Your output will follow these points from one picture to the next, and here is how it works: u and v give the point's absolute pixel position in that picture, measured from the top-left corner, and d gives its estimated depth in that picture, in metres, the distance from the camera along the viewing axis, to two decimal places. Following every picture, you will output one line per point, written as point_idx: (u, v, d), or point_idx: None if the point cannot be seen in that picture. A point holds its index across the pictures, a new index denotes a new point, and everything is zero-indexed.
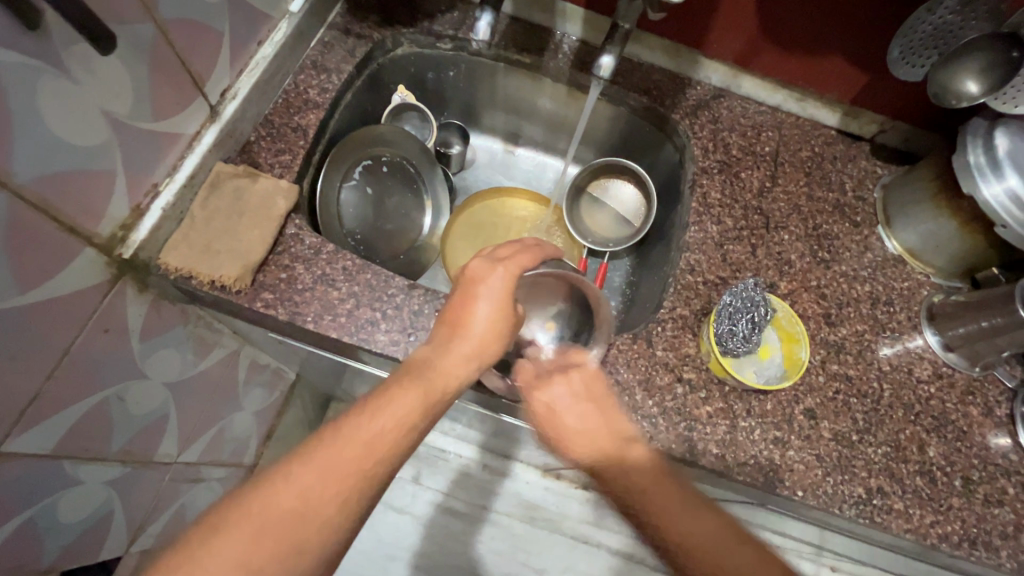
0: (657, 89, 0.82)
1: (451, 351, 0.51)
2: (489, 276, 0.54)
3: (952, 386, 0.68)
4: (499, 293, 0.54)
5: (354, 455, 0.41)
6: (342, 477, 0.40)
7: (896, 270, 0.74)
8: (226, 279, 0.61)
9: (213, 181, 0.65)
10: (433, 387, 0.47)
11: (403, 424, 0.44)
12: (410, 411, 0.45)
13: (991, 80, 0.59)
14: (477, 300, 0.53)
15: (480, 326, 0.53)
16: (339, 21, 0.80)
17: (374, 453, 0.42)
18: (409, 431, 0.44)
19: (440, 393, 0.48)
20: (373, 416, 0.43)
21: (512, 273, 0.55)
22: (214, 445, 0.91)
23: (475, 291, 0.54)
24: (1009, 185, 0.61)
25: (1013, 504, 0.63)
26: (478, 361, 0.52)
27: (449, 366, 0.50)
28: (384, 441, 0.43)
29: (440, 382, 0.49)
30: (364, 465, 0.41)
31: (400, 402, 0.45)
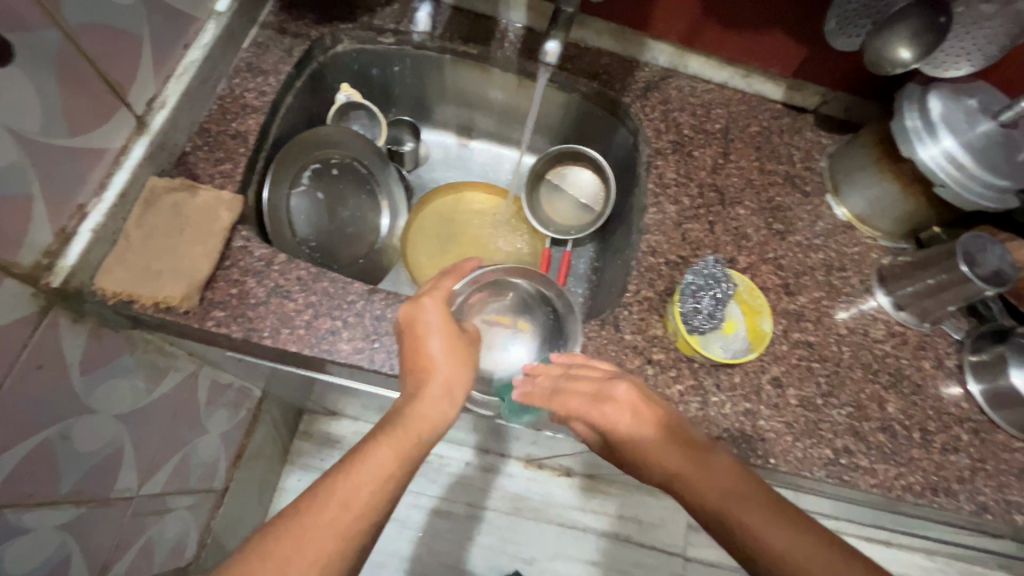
0: (606, 73, 0.82)
1: (419, 394, 0.54)
2: (425, 314, 0.58)
3: (905, 343, 0.71)
4: (440, 325, 0.57)
5: (334, 513, 0.45)
6: (317, 541, 0.43)
7: (847, 237, 0.76)
8: (170, 300, 0.58)
9: (147, 198, 0.61)
10: (406, 432, 0.51)
11: (384, 477, 0.48)
12: (389, 462, 0.49)
13: (922, 45, 0.60)
14: (423, 338, 0.57)
15: (438, 362, 0.56)
16: (272, 20, 0.76)
17: (355, 508, 0.45)
18: (391, 479, 0.48)
19: (418, 435, 0.52)
20: (351, 475, 0.47)
21: (444, 304, 0.59)
22: (179, 473, 0.87)
23: (420, 332, 0.57)
24: (945, 146, 0.63)
25: (967, 449, 0.66)
26: (449, 396, 0.56)
27: (421, 408, 0.53)
28: (365, 494, 0.46)
29: (415, 425, 0.52)
30: (342, 522, 0.44)
31: (378, 454, 0.49)
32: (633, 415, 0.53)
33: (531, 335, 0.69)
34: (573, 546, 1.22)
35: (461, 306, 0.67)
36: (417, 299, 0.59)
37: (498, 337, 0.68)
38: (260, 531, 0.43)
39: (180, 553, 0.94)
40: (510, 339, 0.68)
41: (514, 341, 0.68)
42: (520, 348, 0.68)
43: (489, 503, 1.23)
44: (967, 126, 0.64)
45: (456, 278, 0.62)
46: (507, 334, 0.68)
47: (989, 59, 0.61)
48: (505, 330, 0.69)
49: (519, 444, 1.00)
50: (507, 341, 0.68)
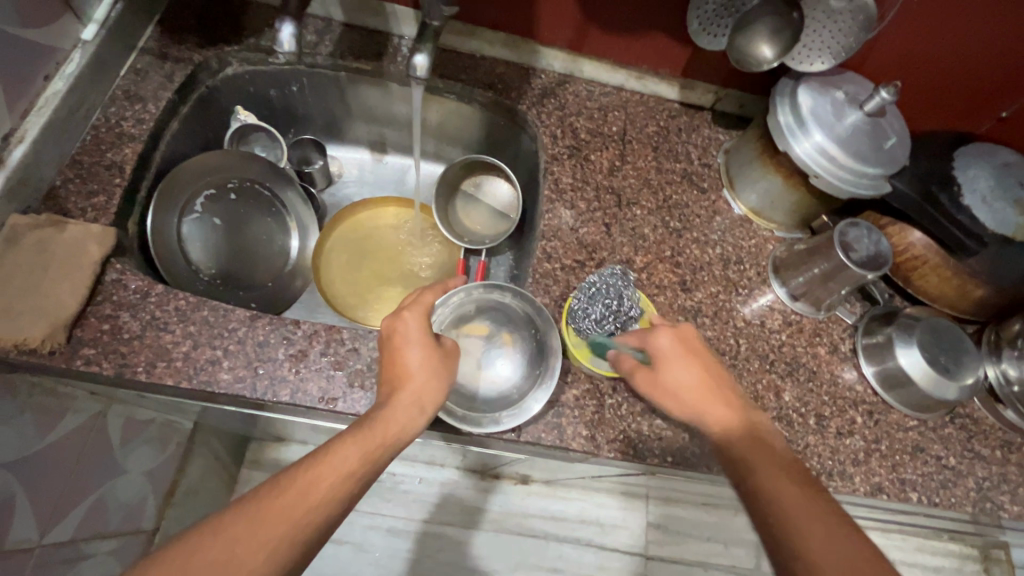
0: (501, 82, 0.82)
1: (393, 399, 0.54)
2: (403, 324, 0.59)
3: (801, 331, 0.72)
4: (417, 336, 0.59)
5: (292, 498, 0.44)
6: (269, 526, 0.43)
7: (744, 230, 0.78)
8: (32, 340, 0.55)
9: (8, 236, 0.59)
10: (373, 435, 0.51)
11: (344, 476, 0.47)
12: (350, 460, 0.48)
13: (782, 42, 0.63)
14: (402, 347, 0.58)
15: (413, 372, 0.56)
16: (152, 46, 0.74)
17: (312, 498, 0.45)
18: (349, 477, 0.47)
19: (385, 440, 0.51)
20: (315, 466, 0.47)
21: (421, 315, 0.60)
22: (91, 517, 0.83)
23: (399, 342, 0.58)
24: (814, 140, 0.65)
25: (862, 431, 0.67)
26: (420, 406, 0.55)
27: (392, 414, 0.53)
28: (324, 487, 0.46)
29: (384, 429, 0.52)
30: (297, 511, 0.44)
31: (343, 452, 0.49)
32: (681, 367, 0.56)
33: (515, 350, 0.68)
34: (530, 555, 1.21)
35: (446, 323, 0.69)
36: (402, 313, 0.61)
37: (483, 354, 0.68)
38: (217, 513, 0.42)
39: None
40: (494, 354, 0.68)
41: (501, 356, 0.68)
42: (504, 362, 0.68)
43: (450, 519, 1.21)
44: (834, 118, 0.66)
45: (434, 293, 0.64)
46: (493, 350, 0.68)
47: (848, 53, 0.64)
48: (490, 346, 0.68)
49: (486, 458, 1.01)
50: (493, 355, 0.68)
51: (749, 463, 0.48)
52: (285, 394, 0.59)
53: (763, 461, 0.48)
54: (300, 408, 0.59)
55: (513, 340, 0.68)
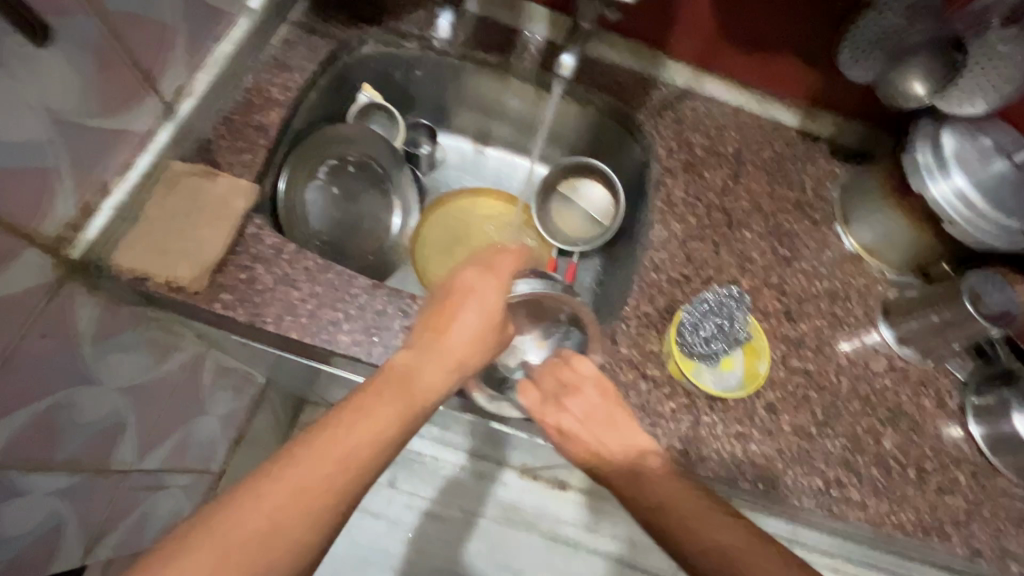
0: (623, 90, 0.83)
1: (432, 356, 0.56)
2: (471, 291, 0.59)
3: (906, 379, 0.70)
4: (480, 307, 0.59)
5: (302, 479, 0.44)
6: (290, 503, 0.43)
7: (854, 268, 0.75)
8: (181, 280, 0.60)
9: (168, 180, 0.63)
10: (413, 396, 0.52)
11: (377, 434, 0.48)
12: (389, 420, 0.49)
13: (935, 82, 0.62)
14: (459, 305, 0.59)
15: (454, 335, 0.57)
16: (302, 20, 0.79)
17: (343, 459, 0.46)
18: (385, 441, 0.48)
19: (422, 400, 0.53)
20: (341, 428, 0.47)
21: (495, 287, 0.60)
22: (178, 451, 0.89)
23: (460, 304, 0.59)
24: (956, 184, 0.63)
25: (964, 492, 0.65)
26: (456, 367, 0.57)
27: (428, 373, 0.54)
28: (359, 447, 0.47)
29: (422, 388, 0.53)
30: (321, 483, 0.44)
31: (380, 411, 0.49)
32: (591, 417, 0.60)
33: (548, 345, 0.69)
34: (563, 561, 1.21)
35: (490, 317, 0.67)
36: (466, 275, 0.60)
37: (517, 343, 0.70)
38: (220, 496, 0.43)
39: (171, 530, 0.96)
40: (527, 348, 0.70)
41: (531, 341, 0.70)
42: (533, 348, 0.69)
43: (485, 512, 1.21)
44: (979, 165, 0.64)
45: (516, 261, 0.61)
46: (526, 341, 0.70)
47: None
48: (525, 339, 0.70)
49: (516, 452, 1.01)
50: (523, 344, 0.70)
51: (675, 499, 0.52)
52: None
53: (665, 495, 0.53)
54: None
55: (537, 323, 0.70)
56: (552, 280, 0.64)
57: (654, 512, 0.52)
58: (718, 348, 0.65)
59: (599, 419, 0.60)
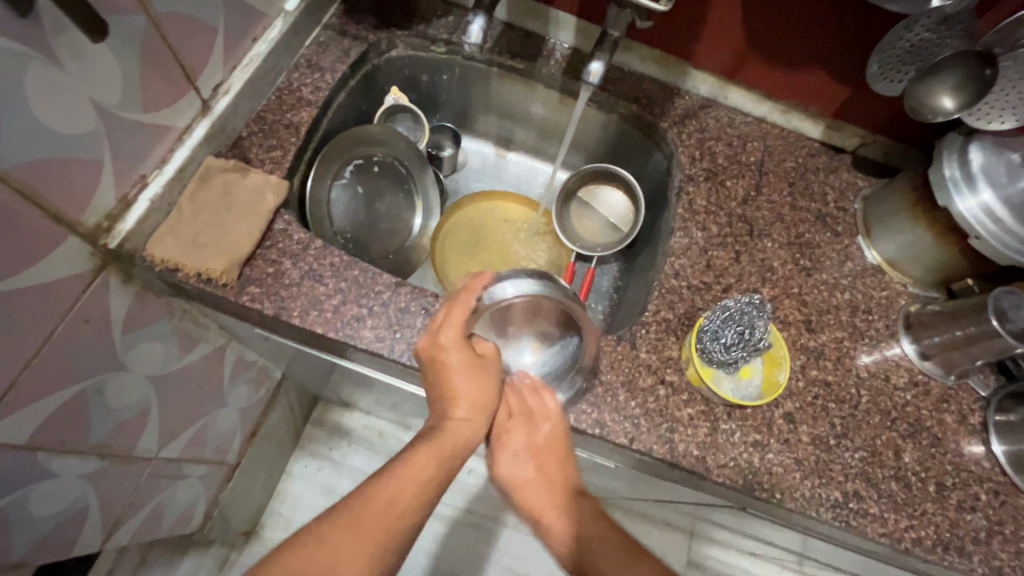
0: (647, 98, 0.83)
1: (448, 416, 0.56)
2: (447, 346, 0.58)
3: (927, 394, 0.70)
4: (464, 359, 0.58)
5: (386, 512, 0.47)
6: (367, 539, 0.45)
7: (875, 280, 0.75)
8: (212, 272, 0.62)
9: (202, 175, 0.65)
10: (445, 447, 0.53)
11: (424, 483, 0.50)
12: (430, 471, 0.51)
13: (964, 96, 0.62)
14: (449, 369, 0.58)
15: (457, 390, 0.58)
16: (335, 22, 0.81)
17: (403, 505, 0.48)
18: (431, 485, 0.51)
19: (455, 452, 0.54)
20: (396, 476, 0.50)
21: (461, 334, 0.58)
22: (197, 441, 0.90)
23: (448, 361, 0.58)
24: (983, 199, 0.63)
25: (985, 510, 0.64)
26: (478, 416, 0.58)
27: (453, 428, 0.56)
28: (409, 497, 0.49)
29: (451, 442, 0.54)
30: (390, 522, 0.47)
31: (420, 461, 0.51)
32: (535, 453, 0.62)
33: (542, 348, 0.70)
34: (569, 568, 1.20)
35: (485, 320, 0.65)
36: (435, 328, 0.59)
37: (512, 342, 0.70)
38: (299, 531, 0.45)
39: (186, 521, 0.98)
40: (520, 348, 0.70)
41: (524, 346, 0.71)
42: (528, 351, 0.70)
43: (493, 515, 1.21)
44: (1009, 179, 0.63)
45: (466, 301, 0.59)
46: (520, 343, 0.70)
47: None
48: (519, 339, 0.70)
49: None
50: (517, 348, 0.70)
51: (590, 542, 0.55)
52: None
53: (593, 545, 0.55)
54: None
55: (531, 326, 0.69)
56: (553, 284, 0.62)
57: (584, 555, 0.54)
58: (737, 357, 0.64)
59: (542, 461, 0.61)
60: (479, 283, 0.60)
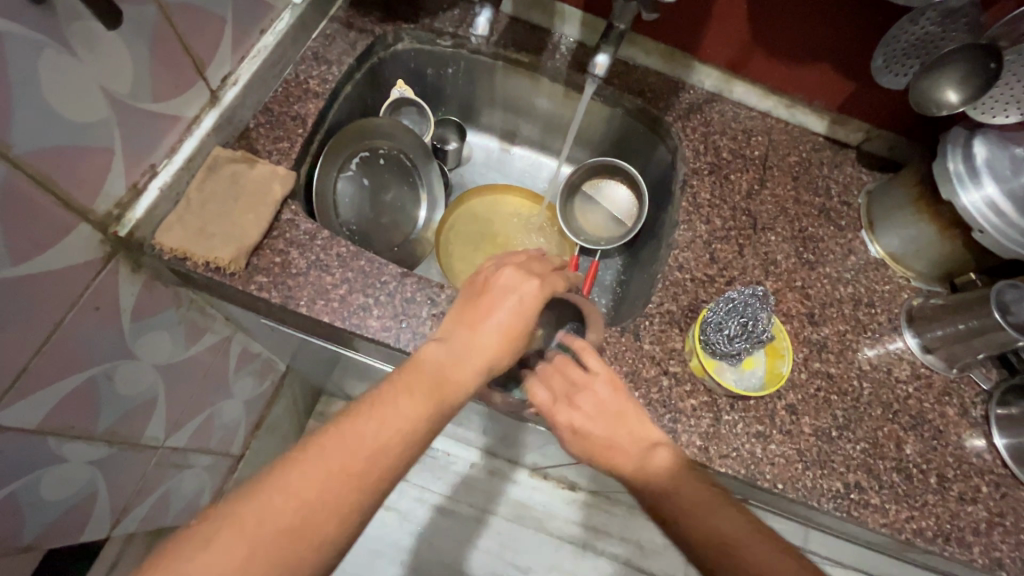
0: (651, 91, 0.84)
1: (466, 355, 0.50)
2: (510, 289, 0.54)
3: (930, 387, 0.70)
4: (521, 307, 0.53)
5: (348, 468, 0.42)
6: (326, 497, 0.40)
7: (878, 274, 0.75)
8: (220, 261, 0.62)
9: (210, 165, 0.66)
10: (442, 391, 0.48)
11: (406, 434, 0.45)
12: (417, 414, 0.46)
13: (969, 90, 0.62)
14: (495, 305, 0.53)
15: (487, 332, 0.52)
16: (341, 15, 0.81)
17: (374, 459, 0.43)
18: (410, 441, 0.45)
19: (449, 399, 0.48)
20: (377, 420, 0.44)
21: (536, 289, 0.55)
22: (202, 431, 0.91)
23: (495, 300, 0.53)
24: (986, 192, 0.63)
25: (986, 501, 0.65)
26: (487, 371, 0.51)
27: (463, 370, 0.50)
28: (386, 450, 0.44)
29: (448, 386, 0.48)
30: (354, 479, 0.42)
31: (407, 400, 0.46)
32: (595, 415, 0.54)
33: None
34: (571, 562, 1.20)
35: None
36: (513, 270, 0.56)
37: None
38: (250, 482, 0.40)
39: (191, 510, 0.99)
40: None
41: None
42: None
43: (495, 508, 1.22)
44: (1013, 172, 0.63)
45: (549, 270, 0.58)
46: None
47: None
48: None
49: (527, 450, 1.02)
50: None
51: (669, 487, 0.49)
52: None
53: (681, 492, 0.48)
54: None
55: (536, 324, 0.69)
56: (578, 282, 0.65)
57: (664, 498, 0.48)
58: (739, 347, 0.64)
59: (610, 419, 0.54)
60: (571, 269, 0.63)
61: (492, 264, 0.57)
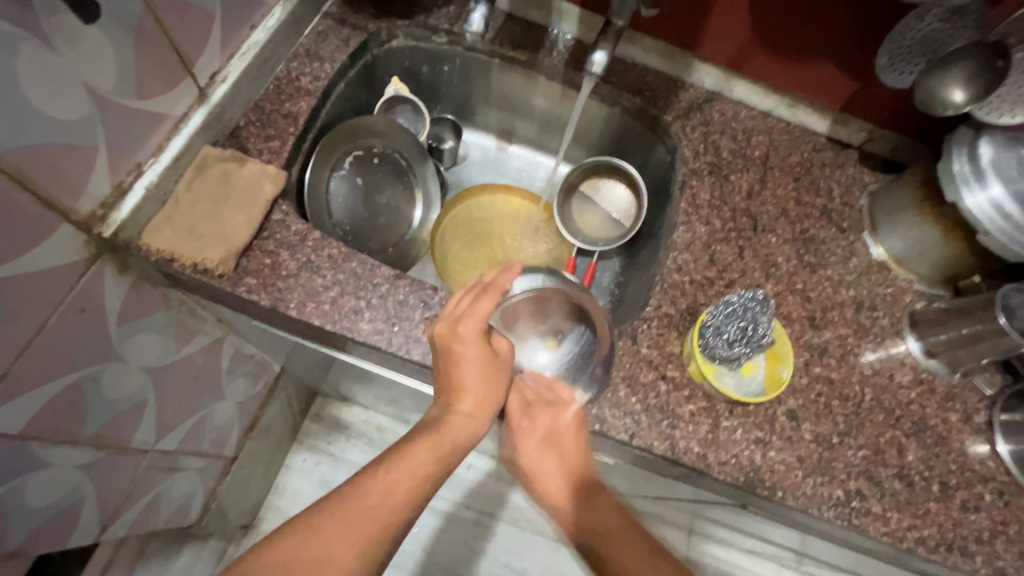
0: (651, 90, 0.82)
1: (453, 411, 0.54)
2: (463, 339, 0.56)
3: (932, 392, 0.69)
4: (480, 354, 0.56)
5: (378, 502, 0.46)
6: (355, 532, 0.44)
7: (880, 277, 0.74)
8: (208, 262, 0.61)
9: (199, 164, 0.64)
10: (443, 441, 0.52)
11: (421, 477, 0.49)
12: (425, 465, 0.50)
13: (976, 89, 0.61)
14: (462, 361, 0.56)
15: (465, 385, 0.55)
16: (334, 11, 0.79)
17: (397, 496, 0.47)
18: (426, 479, 0.49)
19: (455, 448, 0.52)
20: (397, 466, 0.48)
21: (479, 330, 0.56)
22: (194, 433, 0.90)
23: (459, 354, 0.56)
24: (992, 193, 0.62)
25: (989, 510, 0.64)
26: (481, 414, 0.56)
27: (454, 425, 0.54)
28: (405, 489, 0.47)
29: (453, 438, 0.52)
30: (383, 513, 0.45)
31: (416, 454, 0.50)
32: (557, 439, 0.60)
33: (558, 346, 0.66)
34: (568, 564, 1.19)
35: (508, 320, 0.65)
36: (455, 319, 0.57)
37: (527, 340, 0.66)
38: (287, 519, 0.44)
39: (183, 514, 0.97)
40: (537, 347, 0.66)
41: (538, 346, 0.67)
42: (544, 351, 0.66)
43: (490, 511, 1.21)
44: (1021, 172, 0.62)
45: (490, 298, 0.58)
46: (537, 341, 0.66)
47: None
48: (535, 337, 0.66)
49: None
50: (534, 346, 0.66)
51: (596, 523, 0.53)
52: (417, 353, 0.62)
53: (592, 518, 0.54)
54: (429, 369, 0.63)
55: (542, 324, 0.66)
56: (556, 276, 0.64)
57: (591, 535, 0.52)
58: (739, 352, 0.63)
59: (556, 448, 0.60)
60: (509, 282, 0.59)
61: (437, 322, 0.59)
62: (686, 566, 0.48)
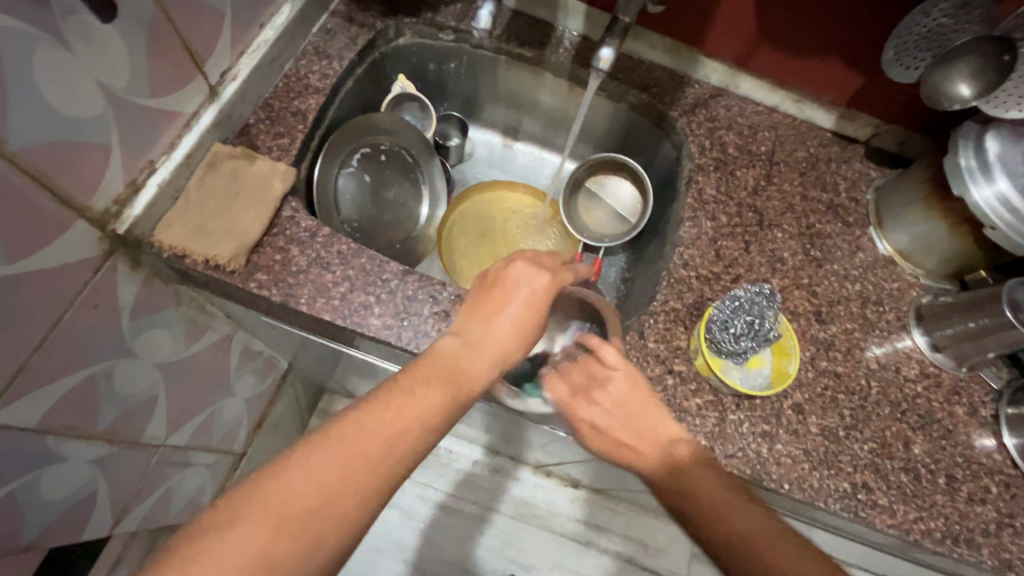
0: (657, 86, 0.83)
1: (482, 349, 0.50)
2: (522, 284, 0.54)
3: (938, 386, 0.69)
4: (532, 303, 0.53)
5: (378, 452, 0.40)
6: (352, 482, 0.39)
7: (887, 272, 0.74)
8: (219, 258, 0.62)
9: (210, 161, 0.65)
10: (457, 384, 0.46)
11: (424, 422, 0.43)
12: (432, 412, 0.44)
13: (983, 83, 0.61)
14: (510, 297, 0.53)
15: (503, 325, 0.51)
16: (341, 9, 0.80)
17: (400, 445, 0.41)
18: (428, 431, 0.43)
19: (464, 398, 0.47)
20: (393, 407, 0.42)
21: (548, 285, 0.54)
22: (204, 428, 0.90)
23: (510, 293, 0.53)
24: (999, 188, 0.62)
25: (995, 502, 0.64)
26: (500, 363, 0.50)
27: (478, 366, 0.48)
28: (409, 437, 0.42)
29: (468, 381, 0.47)
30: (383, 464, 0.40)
31: (423, 395, 0.44)
32: (625, 401, 0.55)
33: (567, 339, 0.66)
34: (574, 559, 1.20)
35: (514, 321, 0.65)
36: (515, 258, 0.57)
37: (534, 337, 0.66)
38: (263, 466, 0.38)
39: (192, 509, 0.98)
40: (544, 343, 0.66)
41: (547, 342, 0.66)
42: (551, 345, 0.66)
43: (497, 506, 1.22)
44: None
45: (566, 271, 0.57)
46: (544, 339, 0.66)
47: None
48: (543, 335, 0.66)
49: (530, 448, 1.02)
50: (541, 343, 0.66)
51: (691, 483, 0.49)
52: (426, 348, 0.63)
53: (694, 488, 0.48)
54: None
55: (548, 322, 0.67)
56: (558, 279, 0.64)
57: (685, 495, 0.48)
58: (746, 346, 0.63)
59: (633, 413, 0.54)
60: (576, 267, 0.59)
61: (504, 260, 0.56)
62: (776, 512, 0.47)
